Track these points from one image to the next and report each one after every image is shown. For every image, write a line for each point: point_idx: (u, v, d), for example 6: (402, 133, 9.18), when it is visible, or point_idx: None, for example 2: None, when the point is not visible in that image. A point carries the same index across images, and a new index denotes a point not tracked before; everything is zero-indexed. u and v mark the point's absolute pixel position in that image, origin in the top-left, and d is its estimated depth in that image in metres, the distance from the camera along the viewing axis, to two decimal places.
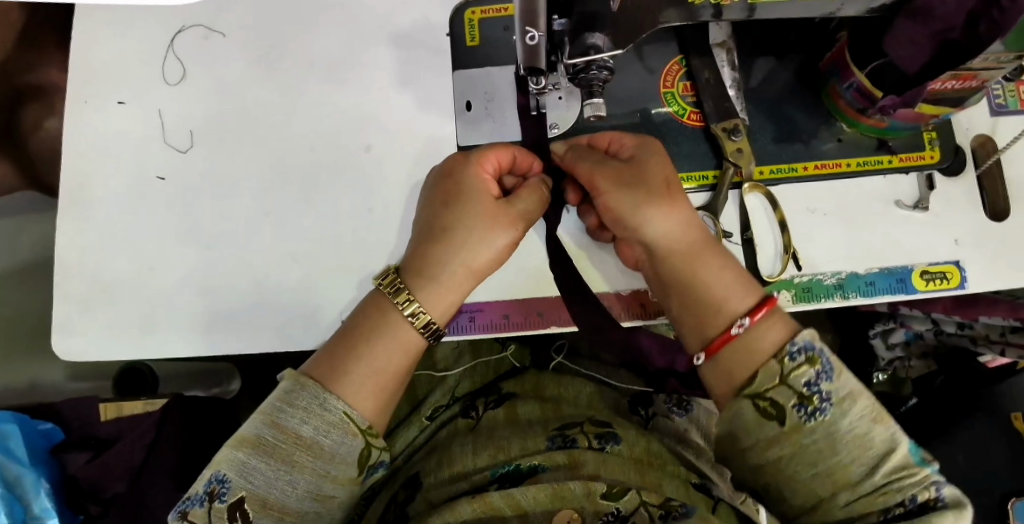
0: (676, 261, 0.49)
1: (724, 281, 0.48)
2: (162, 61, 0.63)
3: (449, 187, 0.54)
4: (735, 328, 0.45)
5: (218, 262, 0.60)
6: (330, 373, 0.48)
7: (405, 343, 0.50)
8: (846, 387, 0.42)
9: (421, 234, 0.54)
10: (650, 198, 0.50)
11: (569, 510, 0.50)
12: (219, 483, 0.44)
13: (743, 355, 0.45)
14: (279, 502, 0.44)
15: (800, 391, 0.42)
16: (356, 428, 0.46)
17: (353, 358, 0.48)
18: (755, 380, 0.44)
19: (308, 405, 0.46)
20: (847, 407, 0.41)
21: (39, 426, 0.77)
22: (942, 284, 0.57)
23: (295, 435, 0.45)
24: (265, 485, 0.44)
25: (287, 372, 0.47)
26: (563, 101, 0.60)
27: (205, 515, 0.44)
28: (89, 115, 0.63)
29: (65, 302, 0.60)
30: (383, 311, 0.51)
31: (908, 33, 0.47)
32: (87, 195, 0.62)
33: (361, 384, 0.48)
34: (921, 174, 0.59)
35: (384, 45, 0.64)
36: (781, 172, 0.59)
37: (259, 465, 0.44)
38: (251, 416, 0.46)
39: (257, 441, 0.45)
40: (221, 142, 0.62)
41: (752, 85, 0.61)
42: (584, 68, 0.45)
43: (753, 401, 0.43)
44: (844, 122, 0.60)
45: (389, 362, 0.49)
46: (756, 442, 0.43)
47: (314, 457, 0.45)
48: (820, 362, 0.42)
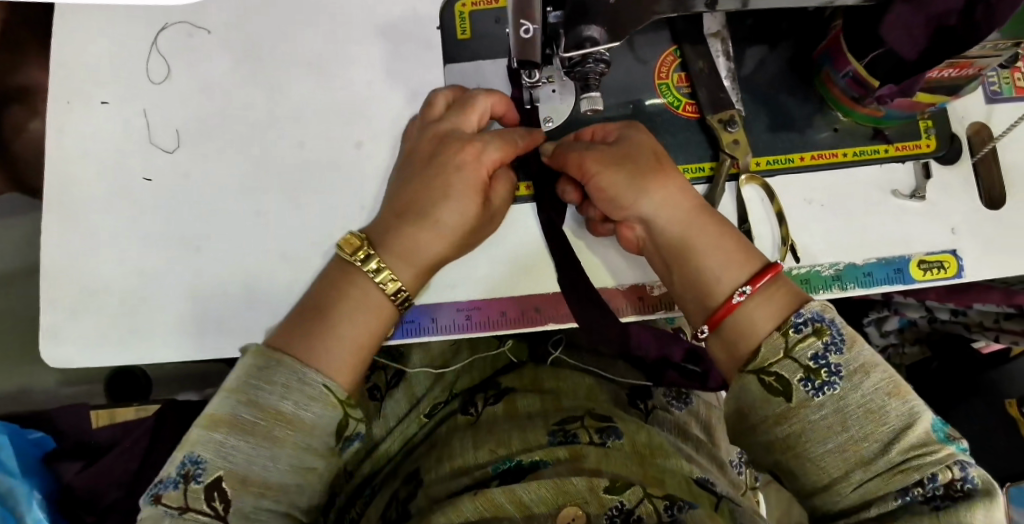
0: (675, 237, 0.50)
1: (723, 251, 0.48)
2: (146, 59, 0.62)
3: (430, 157, 0.54)
4: (735, 297, 0.46)
5: (208, 264, 0.59)
6: (306, 349, 0.46)
7: (376, 306, 0.50)
8: (857, 360, 0.41)
9: (392, 210, 0.52)
10: (645, 176, 0.50)
11: (573, 506, 0.48)
12: (193, 464, 0.41)
13: (744, 328, 0.45)
14: (261, 479, 0.42)
15: (806, 365, 0.42)
16: (336, 398, 0.45)
17: (327, 333, 0.47)
18: (760, 354, 0.43)
19: (287, 381, 0.44)
20: (858, 381, 0.41)
21: (28, 436, 0.78)
22: (939, 273, 0.57)
23: (276, 411, 0.43)
24: (244, 462, 0.42)
25: (254, 350, 0.45)
26: (557, 94, 0.59)
27: (181, 498, 0.41)
28: (72, 116, 0.61)
29: (54, 308, 0.59)
30: (353, 283, 0.50)
31: (903, 19, 0.46)
32: (73, 198, 0.60)
33: (333, 352, 0.47)
34: (918, 163, 0.59)
35: (373, 40, 0.62)
36: (778, 163, 0.59)
37: (237, 444, 0.42)
38: (219, 393, 0.44)
39: (234, 420, 0.42)
40: (208, 141, 0.61)
41: (747, 75, 0.60)
42: (580, 60, 0.44)
43: (758, 376, 0.43)
44: (839, 111, 0.59)
45: (359, 334, 0.48)
46: (765, 418, 0.43)
47: (297, 431, 0.43)
48: (828, 333, 0.42)
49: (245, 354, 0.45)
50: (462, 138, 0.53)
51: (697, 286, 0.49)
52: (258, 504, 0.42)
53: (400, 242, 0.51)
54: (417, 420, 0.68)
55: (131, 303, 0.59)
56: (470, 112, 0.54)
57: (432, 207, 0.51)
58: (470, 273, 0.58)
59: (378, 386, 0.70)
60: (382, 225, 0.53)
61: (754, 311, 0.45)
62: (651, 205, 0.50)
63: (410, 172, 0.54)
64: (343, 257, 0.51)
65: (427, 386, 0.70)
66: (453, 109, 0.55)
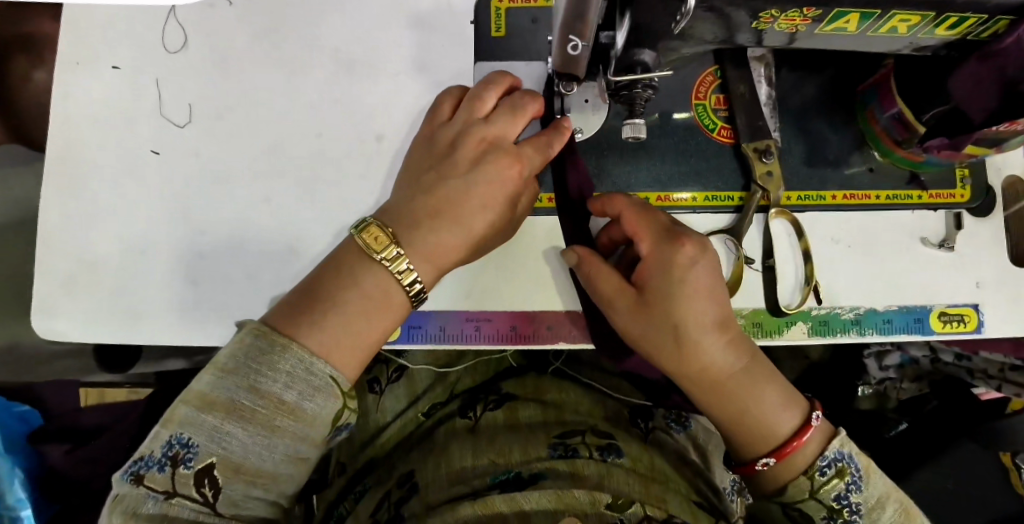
0: (684, 368, 0.46)
1: (772, 403, 0.44)
2: (162, 26, 0.59)
3: (475, 166, 0.49)
4: (755, 464, 0.44)
5: (212, 246, 0.57)
6: (312, 334, 0.42)
7: (391, 301, 0.46)
8: (874, 495, 0.42)
9: (419, 203, 0.49)
10: (640, 303, 0.47)
11: (572, 516, 0.46)
12: (183, 447, 0.38)
13: (763, 483, 0.45)
14: (254, 468, 0.39)
15: (829, 505, 0.42)
16: (342, 391, 0.42)
17: (332, 318, 0.43)
18: (787, 492, 0.43)
19: (292, 369, 0.40)
20: (876, 516, 0.42)
21: (15, 409, 0.79)
22: (958, 327, 0.56)
23: (277, 401, 0.39)
24: (241, 451, 0.39)
25: (256, 329, 0.41)
26: (588, 104, 0.56)
27: (167, 482, 0.38)
28: (81, 78, 0.59)
29: (46, 279, 0.57)
30: (367, 270, 0.45)
31: (972, 75, 0.43)
32: (75, 166, 0.58)
33: (335, 340, 0.43)
34: (950, 213, 0.57)
35: (402, 27, 0.60)
36: (810, 199, 0.57)
37: (234, 430, 0.39)
38: (208, 368, 0.40)
39: (231, 405, 0.39)
40: (222, 119, 0.58)
41: (787, 103, 0.58)
42: (629, 85, 0.44)
43: (816, 500, 0.42)
44: (877, 151, 0.57)
45: (368, 332, 0.45)
46: (788, 494, 0.43)
47: (298, 422, 0.40)
48: (849, 472, 0.42)
49: (243, 330, 0.41)
50: (510, 151, 0.50)
51: (730, 448, 0.47)
52: (248, 492, 0.40)
53: (423, 244, 0.47)
54: (414, 418, 0.68)
55: (128, 282, 0.57)
56: (520, 119, 0.51)
57: (467, 217, 0.49)
58: (487, 282, 0.56)
59: (378, 379, 0.72)
60: (409, 213, 0.48)
61: (767, 483, 0.44)
62: (635, 327, 0.47)
63: (446, 175, 0.49)
64: (362, 247, 0.46)
65: (429, 383, 0.70)
66: (503, 113, 0.51)
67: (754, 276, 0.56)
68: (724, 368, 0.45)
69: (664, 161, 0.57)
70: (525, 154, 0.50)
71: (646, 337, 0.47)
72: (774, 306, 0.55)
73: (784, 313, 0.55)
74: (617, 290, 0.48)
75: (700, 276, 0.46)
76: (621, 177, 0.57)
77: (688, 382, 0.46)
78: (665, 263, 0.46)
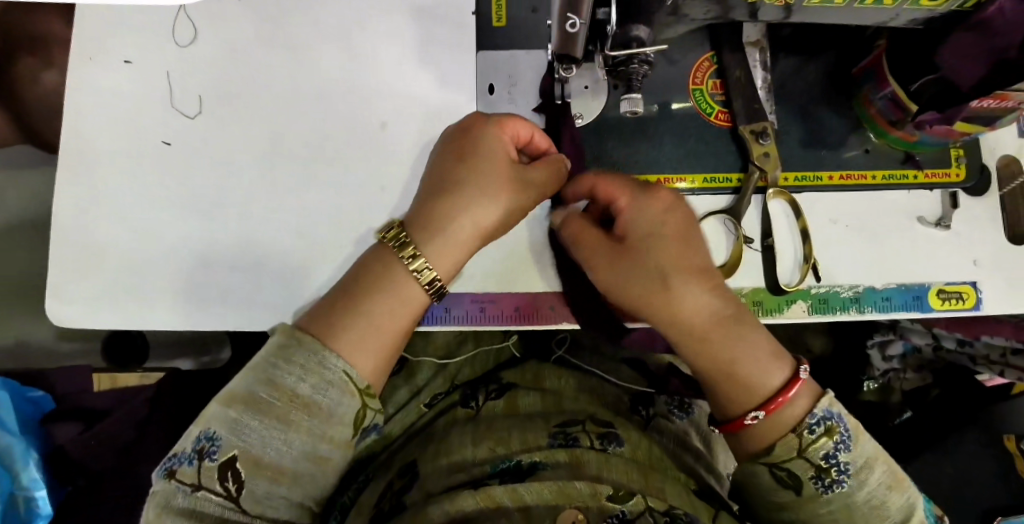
0: (668, 318, 0.48)
1: (757, 355, 0.48)
2: (173, 20, 0.60)
3: (498, 169, 0.51)
4: (746, 419, 0.47)
5: (220, 235, 0.58)
6: (325, 331, 0.45)
7: (412, 303, 0.48)
8: (862, 456, 0.45)
9: (429, 190, 0.52)
10: (618, 252, 0.49)
11: (573, 509, 0.48)
12: (208, 441, 0.41)
13: (748, 439, 0.48)
14: (275, 463, 0.42)
15: (817, 464, 0.44)
16: (354, 387, 0.44)
17: (356, 305, 0.47)
18: (774, 450, 0.45)
19: (306, 362, 0.43)
20: (863, 476, 0.44)
21: (28, 394, 0.79)
22: (957, 304, 0.57)
23: (292, 394, 0.42)
24: (259, 445, 0.42)
25: (281, 328, 0.45)
26: (589, 90, 0.58)
27: (194, 475, 0.41)
28: (94, 72, 0.60)
29: (58, 266, 0.58)
30: (388, 264, 0.49)
31: (965, 45, 0.45)
32: (87, 156, 0.59)
33: (361, 337, 0.46)
34: (946, 192, 0.58)
35: (406, 22, 0.61)
36: (807, 180, 0.58)
37: (252, 422, 0.42)
38: (242, 370, 0.44)
39: (250, 398, 0.42)
40: (230, 109, 0.60)
41: (783, 87, 0.60)
42: (625, 61, 0.47)
43: (804, 459, 0.45)
44: (873, 132, 0.58)
45: (385, 318, 0.47)
46: (775, 456, 0.45)
47: (312, 417, 0.42)
48: (838, 432, 0.45)
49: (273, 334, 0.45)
50: (491, 125, 0.52)
51: (719, 408, 0.50)
52: (272, 490, 0.42)
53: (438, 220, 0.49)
54: (416, 409, 0.68)
55: (137, 269, 0.58)
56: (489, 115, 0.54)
57: (468, 190, 0.50)
58: (490, 264, 0.57)
59: None
60: (420, 213, 0.50)
61: (756, 438, 0.47)
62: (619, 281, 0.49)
63: (467, 179, 0.51)
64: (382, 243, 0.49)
65: (430, 376, 0.71)
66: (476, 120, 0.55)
67: (752, 256, 0.57)
68: (712, 309, 0.48)
69: (662, 145, 0.58)
70: (543, 167, 0.52)
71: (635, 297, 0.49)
72: (773, 285, 0.56)
73: (783, 291, 0.56)
74: (597, 243, 0.50)
75: (676, 221, 0.49)
76: (621, 160, 0.58)
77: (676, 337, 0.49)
78: (642, 208, 0.49)
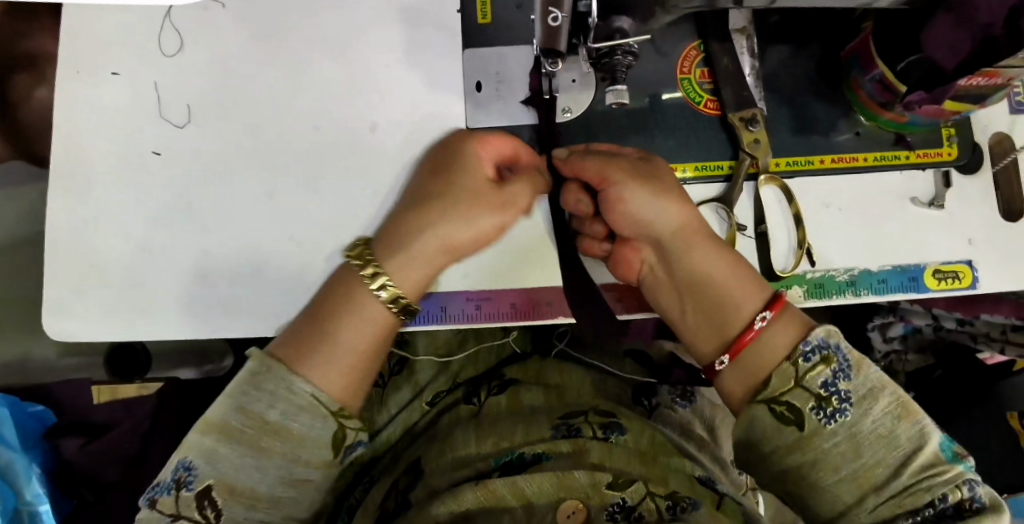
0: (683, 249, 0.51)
1: (744, 285, 0.50)
2: (159, 31, 0.60)
3: (475, 185, 0.54)
4: (756, 323, 0.48)
5: (215, 243, 0.58)
6: (305, 346, 0.47)
7: (379, 321, 0.50)
8: (866, 386, 0.43)
9: (407, 203, 0.55)
10: (647, 184, 0.52)
11: (573, 500, 0.48)
12: (185, 472, 0.42)
13: (752, 362, 0.47)
14: (250, 490, 0.43)
15: (817, 393, 0.43)
16: (326, 409, 0.45)
17: (341, 312, 0.49)
18: (771, 384, 0.45)
19: (276, 389, 0.44)
20: (868, 406, 0.42)
21: (29, 409, 0.78)
22: (953, 283, 0.57)
23: (263, 420, 0.44)
24: (234, 472, 0.43)
25: (253, 352, 0.46)
26: (577, 83, 0.58)
27: (174, 505, 0.42)
28: (83, 86, 0.60)
29: (56, 280, 0.58)
30: (351, 287, 0.50)
31: (947, 31, 0.45)
32: (81, 172, 0.59)
33: (352, 337, 0.48)
34: (938, 172, 0.58)
35: (392, 23, 0.61)
36: (798, 165, 0.58)
37: (226, 451, 0.43)
38: (217, 398, 0.45)
39: (224, 426, 0.43)
40: (220, 117, 0.60)
41: (772, 74, 0.59)
42: (609, 53, 0.47)
43: (801, 387, 0.44)
44: (863, 115, 0.58)
45: (358, 332, 0.49)
46: (771, 391, 0.45)
47: (283, 442, 0.44)
48: (835, 360, 0.44)
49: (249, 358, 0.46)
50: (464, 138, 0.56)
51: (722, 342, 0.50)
52: (250, 515, 0.44)
53: (408, 234, 0.53)
54: (419, 408, 0.68)
55: (135, 281, 0.58)
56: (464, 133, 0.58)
57: (440, 204, 0.54)
58: (488, 264, 0.58)
59: (381, 373, 0.71)
60: (395, 226, 0.53)
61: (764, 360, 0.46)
62: (640, 194, 0.52)
63: (449, 188, 0.54)
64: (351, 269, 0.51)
65: (432, 375, 0.71)
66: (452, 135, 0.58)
67: (746, 243, 0.57)
68: (710, 234, 0.52)
69: (653, 136, 0.58)
70: (518, 185, 0.55)
71: (653, 202, 0.51)
72: (767, 271, 0.56)
73: (779, 278, 0.56)
74: (619, 168, 0.53)
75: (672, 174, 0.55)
76: None
77: (681, 261, 0.52)
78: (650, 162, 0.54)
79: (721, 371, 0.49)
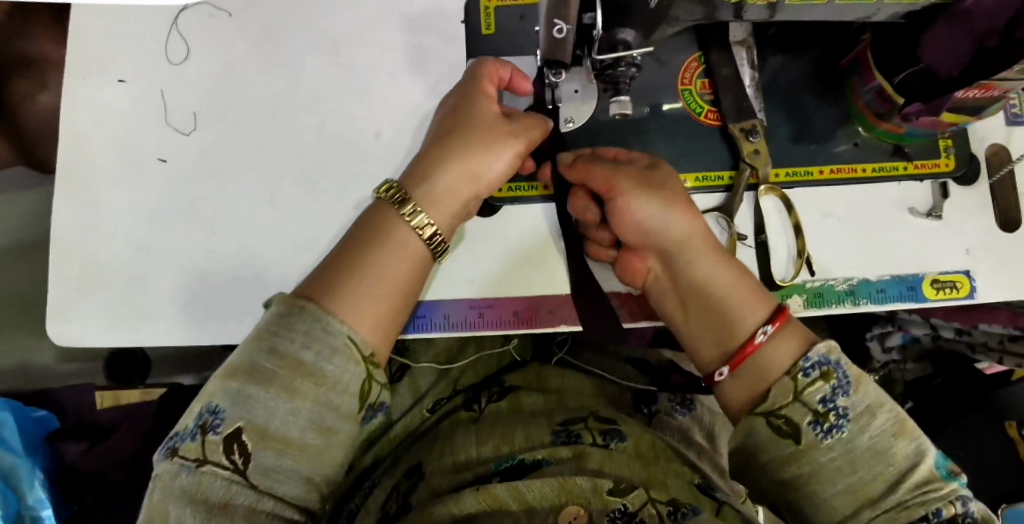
0: (684, 257, 0.51)
1: (743, 295, 0.50)
2: (165, 38, 0.61)
3: (490, 125, 0.53)
4: (757, 335, 0.48)
5: (219, 248, 0.59)
6: (333, 287, 0.46)
7: (410, 250, 0.49)
8: (863, 403, 0.43)
9: (426, 147, 0.54)
10: (650, 192, 0.52)
11: (574, 505, 0.48)
12: (211, 415, 0.40)
13: (752, 373, 0.47)
14: (281, 434, 0.40)
15: (815, 408, 0.43)
16: (359, 353, 0.44)
17: (370, 249, 0.48)
18: (768, 397, 0.45)
19: (308, 329, 0.43)
20: (865, 422, 0.42)
21: (33, 414, 0.78)
22: (951, 293, 0.57)
23: (295, 361, 0.41)
24: (265, 414, 0.40)
25: (277, 298, 0.44)
26: (579, 94, 0.59)
27: (198, 450, 0.39)
28: (89, 93, 0.61)
29: (59, 285, 0.58)
30: (383, 221, 0.50)
31: (942, 40, 0.46)
32: (85, 178, 0.60)
33: (381, 273, 0.47)
34: (936, 183, 0.59)
35: (397, 33, 0.62)
36: (798, 175, 0.59)
37: (258, 392, 0.40)
38: (242, 343, 0.43)
39: (253, 368, 0.41)
40: (225, 125, 0.60)
41: (771, 85, 0.60)
42: (613, 64, 0.48)
43: (800, 402, 0.44)
44: (862, 125, 0.59)
45: (389, 266, 0.48)
46: (767, 405, 0.45)
47: (316, 385, 0.41)
48: (835, 376, 0.44)
49: (273, 301, 0.44)
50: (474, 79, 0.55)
51: (721, 352, 0.50)
52: (280, 463, 0.40)
53: (433, 168, 0.52)
54: (420, 414, 0.68)
55: (138, 286, 0.58)
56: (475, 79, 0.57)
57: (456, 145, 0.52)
58: (490, 271, 0.58)
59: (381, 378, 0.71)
60: (416, 169, 0.52)
61: (765, 376, 0.47)
62: (643, 202, 0.52)
63: (465, 129, 0.52)
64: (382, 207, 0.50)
65: (432, 381, 0.70)
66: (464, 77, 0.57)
67: (746, 252, 0.58)
68: (714, 245, 0.52)
69: (654, 146, 0.59)
70: (525, 122, 0.54)
71: (665, 214, 0.52)
72: (768, 280, 0.57)
73: (778, 287, 0.57)
74: (625, 177, 0.53)
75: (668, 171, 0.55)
76: None
77: (684, 270, 0.51)
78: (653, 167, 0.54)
79: (721, 381, 0.50)
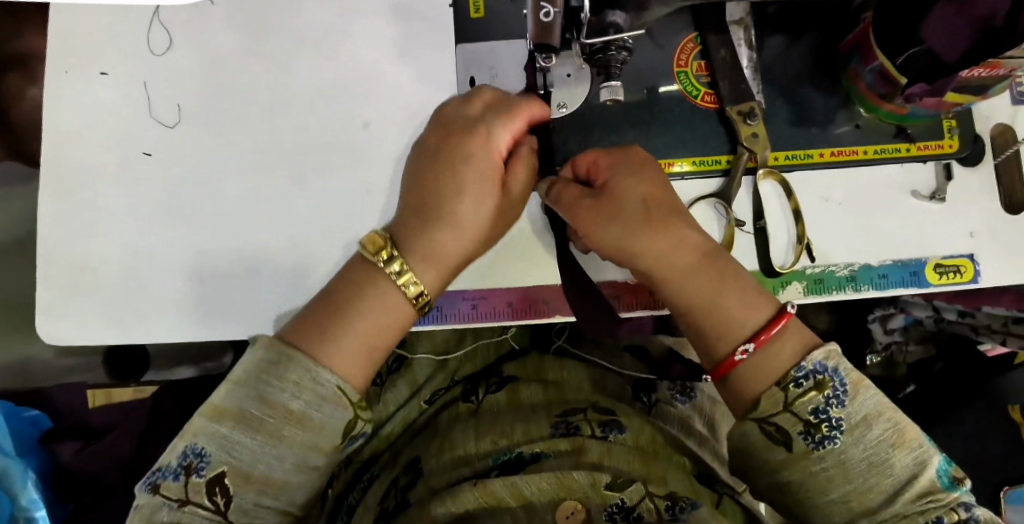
0: (664, 272, 0.49)
1: (735, 299, 0.47)
2: (147, 28, 0.60)
3: (485, 168, 0.50)
4: (736, 354, 0.45)
5: (208, 243, 0.58)
6: (318, 334, 0.44)
7: (397, 309, 0.47)
8: (859, 413, 0.41)
9: (416, 193, 0.51)
10: (621, 219, 0.48)
11: (573, 501, 0.47)
12: (196, 457, 0.39)
13: (737, 387, 0.46)
14: (264, 476, 0.40)
15: (806, 418, 0.42)
16: (349, 400, 0.43)
17: (359, 296, 0.46)
18: (761, 404, 0.44)
19: (299, 378, 0.41)
20: (860, 433, 0.41)
21: (26, 414, 0.79)
22: (954, 277, 0.56)
23: (284, 410, 0.40)
24: (248, 460, 0.40)
25: (264, 343, 0.42)
26: (571, 78, 0.57)
27: (180, 491, 0.39)
28: (72, 86, 0.59)
29: (48, 283, 0.58)
30: (371, 274, 0.47)
31: (945, 21, 0.45)
32: (71, 174, 0.58)
33: (368, 325, 0.45)
34: (939, 164, 0.57)
35: (384, 18, 0.60)
36: (797, 158, 0.57)
37: (243, 438, 0.40)
38: (226, 385, 0.41)
39: (240, 413, 0.40)
40: (210, 116, 0.59)
41: (770, 66, 0.58)
42: (603, 48, 0.46)
43: (790, 412, 0.42)
44: (863, 107, 0.57)
45: (374, 319, 0.46)
46: (759, 412, 0.43)
47: (303, 429, 0.41)
48: (830, 386, 0.42)
49: (257, 345, 0.43)
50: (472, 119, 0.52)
51: (707, 356, 0.48)
52: (259, 501, 0.40)
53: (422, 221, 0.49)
54: (418, 406, 0.68)
55: (127, 284, 0.57)
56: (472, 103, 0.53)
57: (449, 201, 0.49)
58: (482, 263, 0.57)
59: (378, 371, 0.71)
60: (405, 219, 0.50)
61: (748, 390, 0.45)
62: (608, 231, 0.49)
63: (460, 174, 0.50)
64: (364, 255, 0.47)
65: (429, 373, 0.70)
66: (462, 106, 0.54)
67: (745, 239, 0.57)
68: (701, 250, 0.49)
69: (650, 131, 0.57)
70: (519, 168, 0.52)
71: (631, 242, 0.48)
72: (766, 268, 0.56)
73: (777, 274, 0.56)
74: (586, 207, 0.50)
75: (651, 177, 0.50)
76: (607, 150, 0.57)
77: (666, 284, 0.49)
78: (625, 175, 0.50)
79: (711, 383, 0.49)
